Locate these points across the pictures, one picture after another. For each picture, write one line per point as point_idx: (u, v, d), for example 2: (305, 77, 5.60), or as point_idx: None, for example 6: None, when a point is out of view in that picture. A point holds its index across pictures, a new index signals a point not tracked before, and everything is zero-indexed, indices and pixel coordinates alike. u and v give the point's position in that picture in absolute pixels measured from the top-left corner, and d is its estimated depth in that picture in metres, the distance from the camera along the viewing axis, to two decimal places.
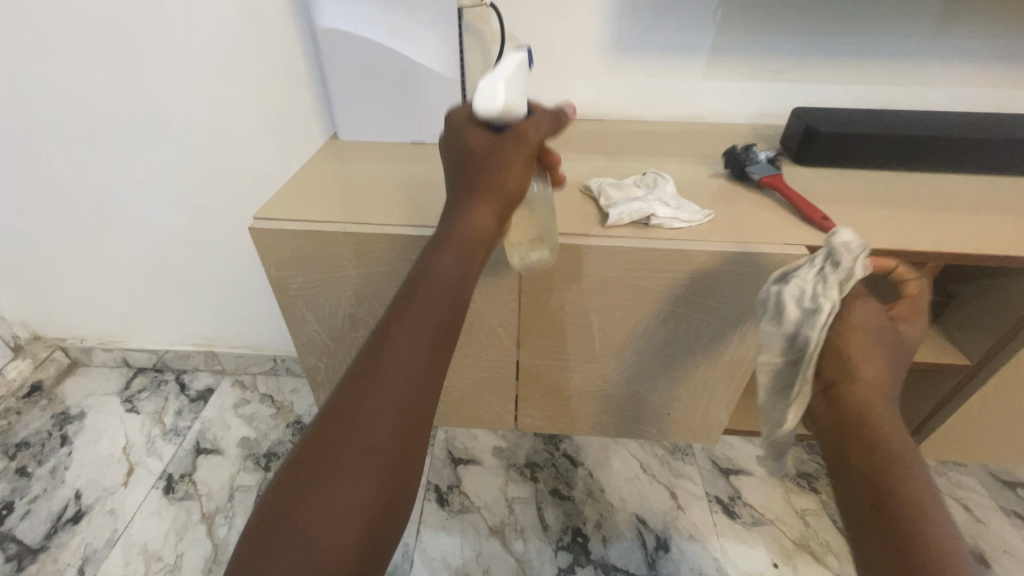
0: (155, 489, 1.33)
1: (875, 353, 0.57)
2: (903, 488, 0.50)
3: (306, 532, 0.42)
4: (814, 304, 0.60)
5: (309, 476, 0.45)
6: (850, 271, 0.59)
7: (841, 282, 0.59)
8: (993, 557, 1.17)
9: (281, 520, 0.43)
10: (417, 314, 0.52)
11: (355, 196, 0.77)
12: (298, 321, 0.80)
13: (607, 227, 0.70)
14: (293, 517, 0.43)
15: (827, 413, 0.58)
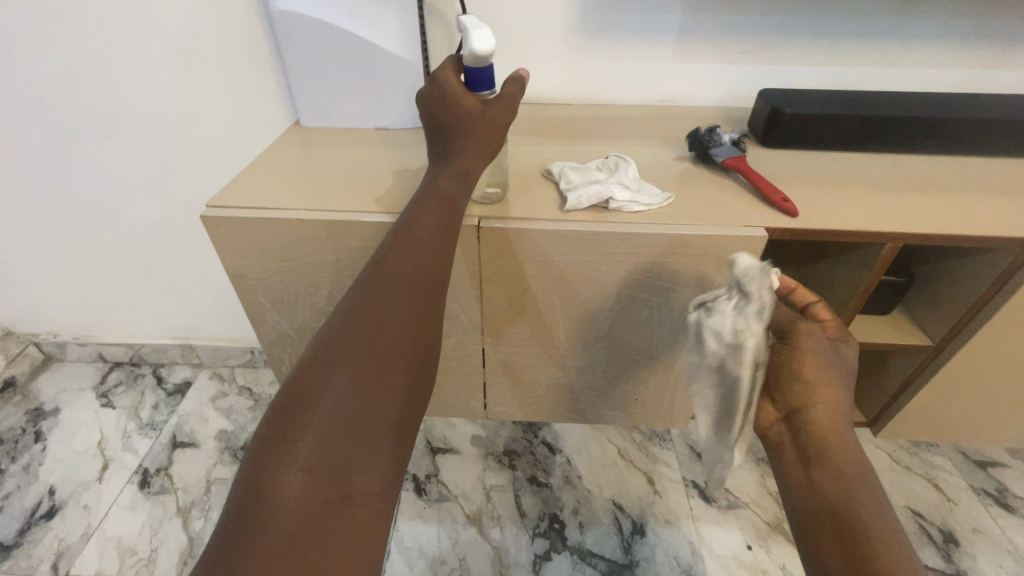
0: (131, 483, 1.32)
1: (831, 373, 0.59)
2: (865, 515, 0.51)
3: (304, 463, 0.44)
4: (737, 342, 0.61)
5: (304, 412, 0.46)
6: (762, 301, 0.60)
7: (759, 314, 0.60)
8: (963, 535, 1.19)
9: (275, 452, 0.44)
10: (409, 264, 0.57)
11: (312, 183, 0.75)
12: (258, 311, 0.79)
13: (566, 211, 0.69)
14: (289, 449, 0.44)
15: (789, 445, 0.59)
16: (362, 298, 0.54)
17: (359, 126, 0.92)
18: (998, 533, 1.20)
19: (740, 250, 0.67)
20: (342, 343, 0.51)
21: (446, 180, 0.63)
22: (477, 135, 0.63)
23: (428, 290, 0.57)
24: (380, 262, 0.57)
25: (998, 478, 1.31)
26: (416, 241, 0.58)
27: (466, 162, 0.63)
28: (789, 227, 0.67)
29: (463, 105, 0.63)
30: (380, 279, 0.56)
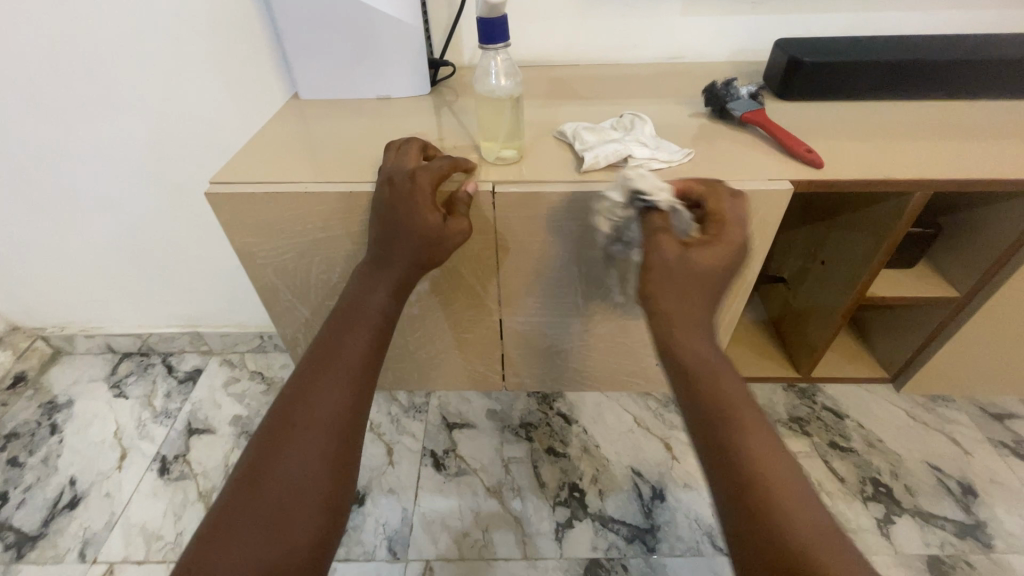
0: (150, 471, 1.32)
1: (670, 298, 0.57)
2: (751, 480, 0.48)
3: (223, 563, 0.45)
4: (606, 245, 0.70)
5: (231, 512, 0.48)
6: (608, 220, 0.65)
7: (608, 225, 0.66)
8: (981, 487, 1.20)
9: (203, 551, 0.46)
10: (335, 379, 0.57)
11: (318, 156, 0.73)
12: (269, 291, 0.77)
13: (582, 172, 0.66)
14: (215, 547, 0.46)
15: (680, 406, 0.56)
16: (282, 421, 0.54)
17: (360, 97, 0.89)
18: (1016, 483, 1.20)
19: (766, 205, 0.65)
20: (275, 431, 0.53)
21: (373, 298, 0.62)
22: (429, 247, 0.61)
23: (357, 402, 0.57)
24: (301, 384, 0.56)
25: (1014, 429, 1.31)
26: (341, 358, 0.58)
27: (401, 277, 0.63)
28: (816, 179, 0.64)
29: (428, 212, 0.59)
30: (303, 397, 0.55)
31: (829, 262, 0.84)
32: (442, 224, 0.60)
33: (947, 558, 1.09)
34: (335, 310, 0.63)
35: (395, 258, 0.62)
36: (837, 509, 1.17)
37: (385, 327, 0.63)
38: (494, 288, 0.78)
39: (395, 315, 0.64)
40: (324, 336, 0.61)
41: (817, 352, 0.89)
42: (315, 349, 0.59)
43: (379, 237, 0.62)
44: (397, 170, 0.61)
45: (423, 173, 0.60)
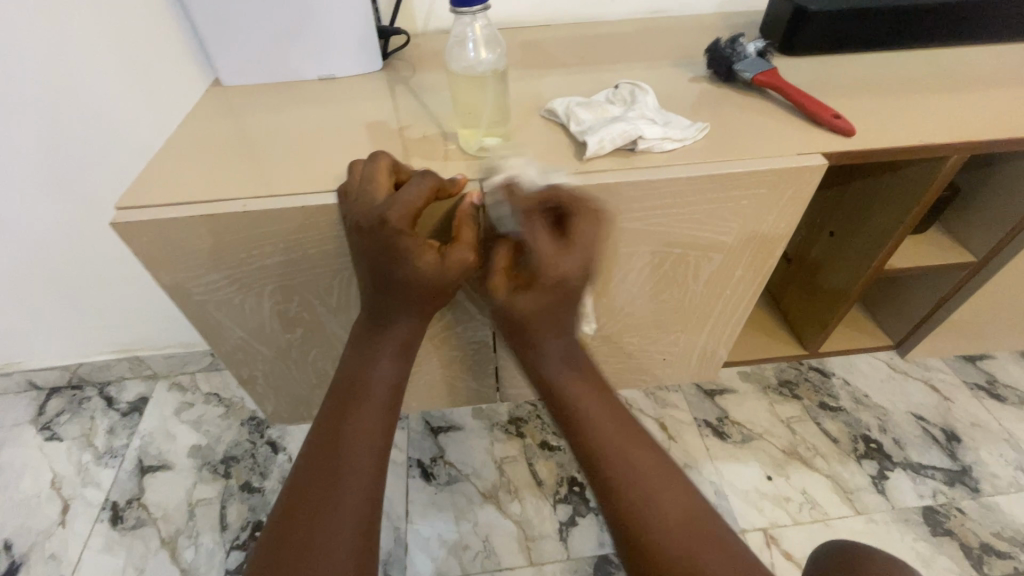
0: (101, 522, 1.17)
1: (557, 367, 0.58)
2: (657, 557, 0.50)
3: None
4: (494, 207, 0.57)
5: None
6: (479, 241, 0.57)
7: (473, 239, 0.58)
8: (963, 431, 1.22)
9: None
10: (345, 474, 0.51)
11: (256, 159, 0.59)
12: (215, 328, 0.64)
13: (585, 160, 0.56)
14: None
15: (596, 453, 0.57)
16: (293, 530, 0.47)
17: (299, 78, 0.73)
18: (995, 425, 1.23)
19: (793, 183, 0.57)
20: (282, 538, 0.47)
21: (374, 370, 0.56)
22: (436, 289, 0.53)
23: (373, 495, 0.51)
24: (307, 485, 0.50)
25: (986, 370, 1.34)
26: (347, 446, 0.52)
27: (403, 335, 0.57)
28: (847, 148, 0.57)
29: (420, 258, 0.50)
30: (312, 500, 0.49)
31: (841, 234, 0.79)
32: (440, 264, 0.51)
33: (941, 507, 1.10)
34: (333, 388, 0.56)
35: (396, 309, 0.55)
36: (835, 472, 1.16)
37: (394, 401, 0.57)
38: (484, 298, 0.67)
39: (403, 382, 0.58)
40: (326, 423, 0.54)
41: (830, 328, 0.85)
42: (317, 441, 0.53)
43: (374, 287, 0.54)
44: (363, 210, 0.49)
45: (394, 216, 0.48)
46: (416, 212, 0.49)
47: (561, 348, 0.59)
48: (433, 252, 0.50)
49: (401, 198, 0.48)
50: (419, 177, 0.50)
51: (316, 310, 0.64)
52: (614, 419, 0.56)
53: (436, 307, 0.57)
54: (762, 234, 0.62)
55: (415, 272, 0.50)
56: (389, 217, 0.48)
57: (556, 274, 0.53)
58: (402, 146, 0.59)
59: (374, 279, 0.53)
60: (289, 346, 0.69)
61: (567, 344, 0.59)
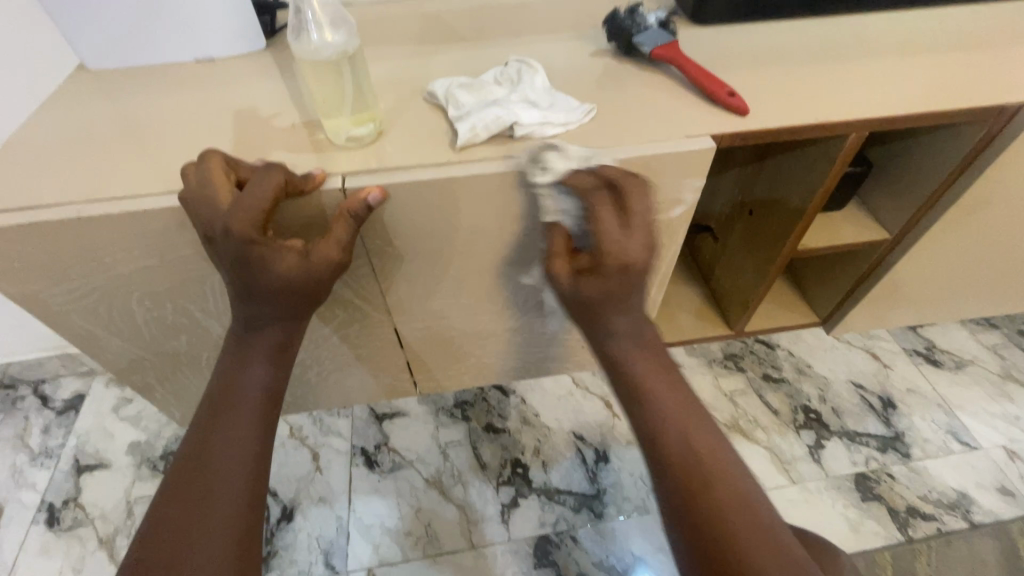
0: (36, 524, 1.15)
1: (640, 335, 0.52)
2: (716, 483, 0.44)
3: None
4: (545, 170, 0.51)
5: None
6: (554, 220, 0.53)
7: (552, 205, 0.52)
8: (899, 398, 1.24)
9: None
10: (217, 483, 0.46)
11: (107, 157, 0.54)
12: (87, 338, 0.60)
13: (460, 149, 0.52)
14: None
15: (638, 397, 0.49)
16: (155, 550, 0.42)
17: (172, 61, 0.67)
18: (930, 389, 1.25)
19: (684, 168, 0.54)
20: (144, 559, 0.41)
21: (248, 377, 0.52)
22: (308, 290, 0.50)
23: (250, 502, 0.46)
24: (170, 503, 0.44)
25: (926, 336, 1.36)
26: (218, 455, 0.47)
27: (275, 338, 0.53)
28: (738, 129, 0.53)
29: (282, 262, 0.47)
30: (175, 516, 0.43)
31: (760, 212, 0.76)
32: (305, 263, 0.48)
33: (872, 473, 1.12)
34: (203, 401, 0.51)
35: (266, 314, 0.52)
36: (774, 443, 1.18)
37: (271, 408, 0.52)
38: (377, 296, 0.63)
39: (280, 388, 0.54)
40: (194, 436, 0.49)
41: (753, 306, 0.84)
42: (186, 452, 0.48)
43: (238, 295, 0.50)
44: (206, 220, 0.45)
45: (239, 225, 0.44)
46: (264, 216, 0.45)
47: (631, 325, 0.52)
48: (295, 253, 0.47)
49: (242, 203, 0.44)
50: (262, 174, 0.45)
51: (196, 315, 0.60)
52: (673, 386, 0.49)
53: (310, 308, 0.54)
54: (661, 220, 0.60)
55: (279, 277, 0.47)
56: (234, 226, 0.44)
57: (618, 255, 0.48)
58: (267, 137, 0.55)
59: (238, 287, 0.49)
60: (178, 352, 0.65)
61: (637, 321, 0.52)
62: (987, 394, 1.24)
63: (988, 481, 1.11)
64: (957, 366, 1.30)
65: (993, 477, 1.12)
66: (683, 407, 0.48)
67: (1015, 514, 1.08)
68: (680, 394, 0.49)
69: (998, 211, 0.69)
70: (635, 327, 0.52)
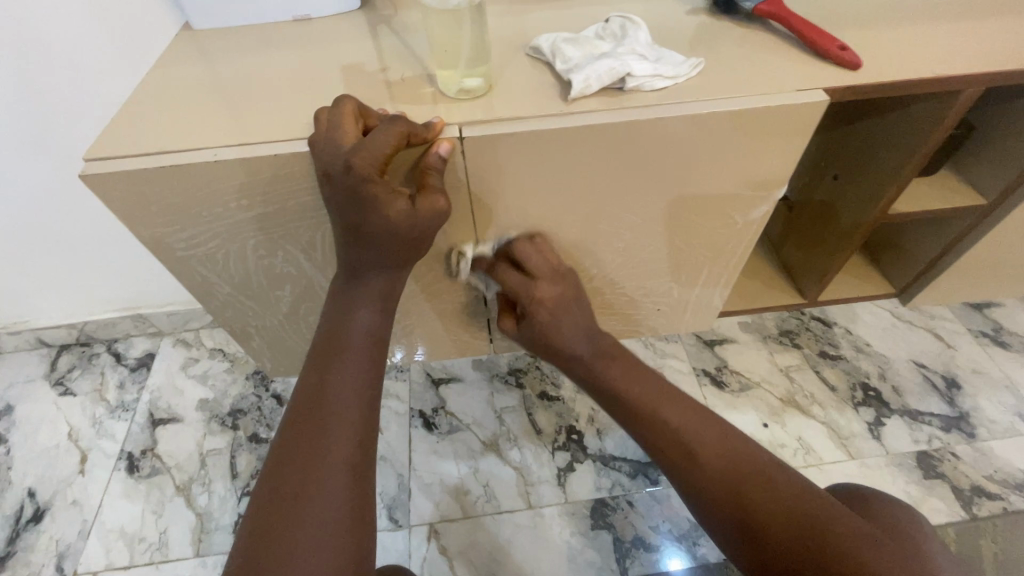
0: (117, 471, 1.22)
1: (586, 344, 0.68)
2: (690, 441, 0.60)
3: None
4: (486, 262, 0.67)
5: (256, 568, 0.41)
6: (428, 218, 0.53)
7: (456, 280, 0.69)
8: (963, 378, 1.21)
9: None
10: (332, 426, 0.48)
11: (227, 108, 0.56)
12: (201, 284, 0.64)
13: (570, 100, 0.52)
14: None
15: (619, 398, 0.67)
16: (286, 476, 0.45)
17: (272, 21, 0.69)
18: (997, 371, 1.22)
19: (794, 121, 0.53)
20: (279, 482, 0.45)
21: (354, 323, 0.52)
22: (409, 240, 0.51)
23: (362, 447, 0.48)
24: (294, 438, 0.47)
25: (992, 317, 1.31)
26: (334, 396, 0.49)
27: (380, 286, 0.53)
28: (853, 82, 0.52)
29: (390, 207, 0.48)
30: (300, 449, 0.46)
31: (845, 177, 0.75)
32: (411, 213, 0.49)
33: (935, 452, 1.11)
34: (313, 347, 0.52)
35: (373, 260, 0.52)
36: (831, 419, 1.17)
37: (376, 354, 0.53)
38: (471, 252, 0.65)
39: (385, 334, 0.54)
40: (307, 380, 0.50)
41: (830, 275, 0.83)
42: (305, 391, 0.50)
43: (348, 239, 0.51)
44: (327, 159, 0.47)
45: (360, 165, 0.45)
46: (384, 161, 0.46)
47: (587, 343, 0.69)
48: (403, 200, 0.48)
49: (367, 146, 0.45)
50: (388, 120, 0.46)
51: (301, 265, 0.63)
52: (646, 380, 0.66)
53: (411, 260, 0.54)
54: (759, 178, 0.60)
55: (385, 222, 0.49)
56: (355, 166, 0.45)
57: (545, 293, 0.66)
58: (377, 90, 0.56)
59: (349, 232, 0.50)
60: (279, 302, 0.68)
61: (594, 336, 0.70)
62: None
63: None
64: None
65: None
66: (651, 389, 0.65)
67: None
68: (645, 376, 0.67)
69: None
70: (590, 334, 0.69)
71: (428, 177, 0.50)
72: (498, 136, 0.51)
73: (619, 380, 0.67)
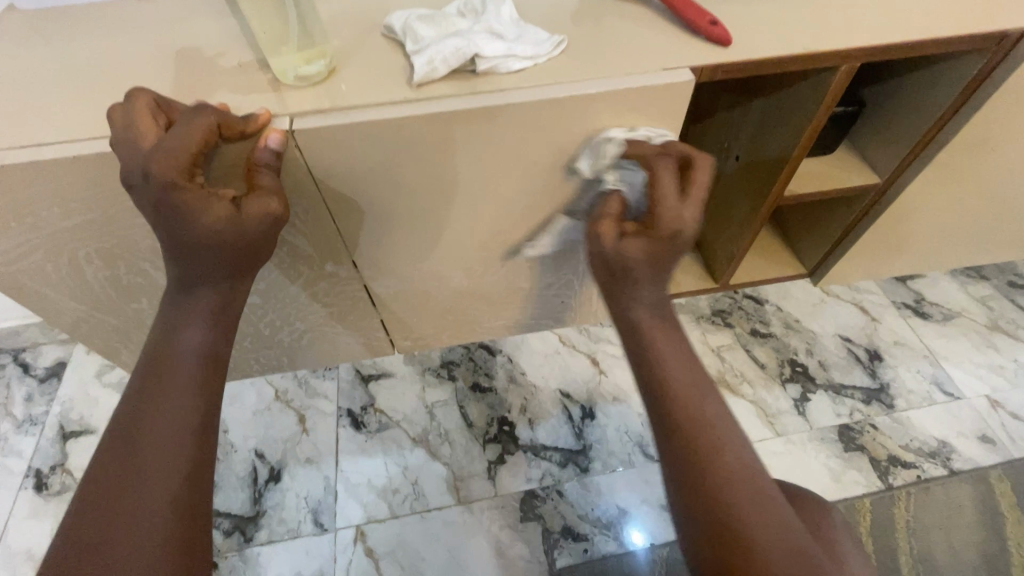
0: (24, 490, 1.10)
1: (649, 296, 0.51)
2: (706, 443, 0.44)
3: None
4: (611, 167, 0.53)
5: None
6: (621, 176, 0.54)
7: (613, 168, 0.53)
8: (885, 350, 1.24)
9: None
10: (149, 463, 0.40)
11: (29, 102, 0.49)
12: (38, 300, 0.57)
13: (417, 86, 0.48)
14: None
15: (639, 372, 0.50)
16: (88, 529, 0.37)
17: None
18: (917, 341, 1.25)
19: (662, 104, 0.50)
20: (78, 536, 0.37)
21: (182, 340, 0.44)
22: (242, 248, 0.43)
23: (193, 482, 0.41)
24: (99, 484, 0.39)
25: (915, 289, 1.34)
26: (152, 428, 0.41)
27: (217, 297, 0.46)
28: (722, 60, 0.49)
29: (210, 214, 0.41)
30: (108, 495, 0.39)
31: (746, 157, 0.72)
32: (238, 218, 0.42)
33: (856, 424, 1.13)
34: (135, 369, 0.44)
35: (202, 271, 0.44)
36: (760, 397, 1.18)
37: (214, 374, 0.45)
38: (342, 252, 0.60)
39: (226, 352, 0.46)
40: (124, 411, 0.42)
41: (738, 258, 0.81)
42: (118, 424, 0.42)
43: (168, 251, 0.43)
44: (125, 165, 0.40)
45: (160, 167, 0.39)
46: (193, 160, 0.40)
47: (655, 297, 0.52)
48: (225, 204, 0.42)
49: (167, 143, 0.39)
50: (190, 114, 0.41)
51: (150, 273, 0.57)
52: (686, 364, 0.49)
53: (252, 267, 0.47)
54: None
55: (206, 232, 0.41)
56: (154, 170, 0.39)
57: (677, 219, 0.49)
58: (209, 78, 0.50)
59: (167, 244, 0.42)
60: (139, 313, 0.62)
61: (661, 294, 0.52)
62: (972, 345, 1.24)
63: (969, 430, 1.12)
64: (945, 318, 1.29)
65: (974, 426, 1.13)
66: (689, 373, 0.48)
67: (994, 460, 1.09)
68: (686, 360, 0.49)
69: (991, 151, 0.66)
70: (655, 296, 0.52)
71: (259, 175, 0.44)
72: (337, 127, 0.46)
73: (659, 360, 0.49)
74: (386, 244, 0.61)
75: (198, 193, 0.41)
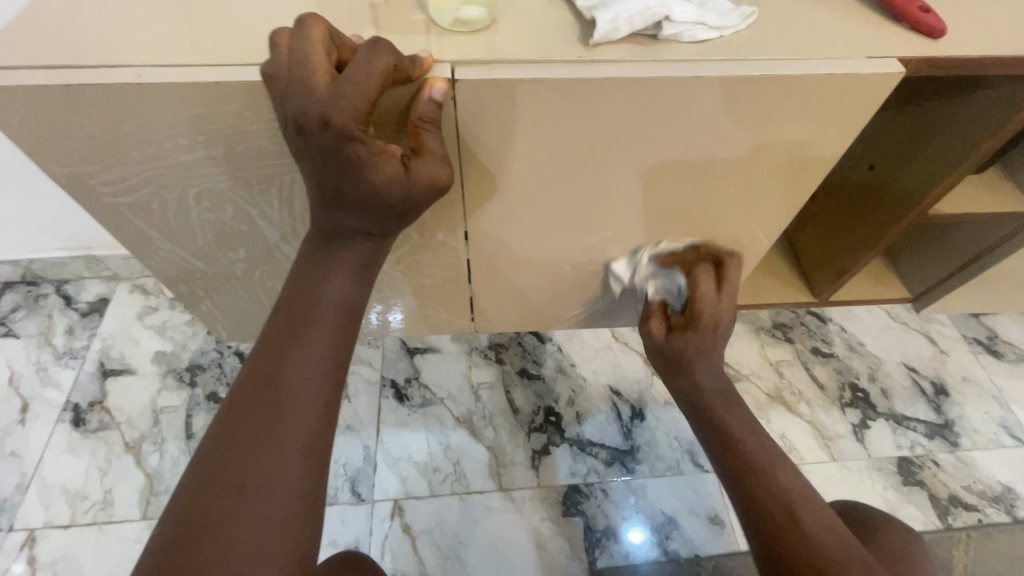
0: (61, 424, 0.99)
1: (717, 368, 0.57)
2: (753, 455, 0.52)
3: None
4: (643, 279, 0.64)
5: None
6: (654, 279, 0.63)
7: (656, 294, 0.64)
8: (953, 386, 1.18)
9: None
10: (286, 411, 0.37)
11: (158, 19, 0.44)
12: (135, 236, 0.54)
13: (592, 46, 0.43)
14: None
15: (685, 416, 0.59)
16: (224, 466, 0.35)
17: None
18: (987, 380, 1.20)
19: (854, 99, 0.45)
20: (212, 474, 0.35)
21: (326, 291, 0.42)
22: (399, 210, 0.41)
23: (324, 436, 0.39)
24: (237, 423, 0.37)
25: (988, 325, 1.28)
26: (294, 375, 0.39)
27: (363, 252, 0.43)
28: (932, 55, 0.43)
29: (380, 171, 0.38)
30: (247, 435, 0.36)
31: (883, 168, 0.67)
32: (404, 179, 0.39)
33: (917, 459, 1.09)
34: (274, 313, 0.42)
35: (354, 222, 0.42)
36: (817, 417, 1.14)
37: (349, 330, 0.42)
38: (456, 223, 0.56)
39: (361, 310, 0.44)
40: (262, 352, 0.40)
41: (848, 274, 0.76)
42: (256, 365, 0.39)
43: (322, 199, 0.41)
44: (296, 104, 0.36)
45: (340, 113, 0.35)
46: (369, 108, 0.36)
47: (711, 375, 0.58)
48: (395, 162, 0.39)
49: (347, 90, 0.35)
50: (369, 52, 0.35)
51: (256, 222, 0.53)
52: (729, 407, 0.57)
53: (397, 228, 0.44)
54: (795, 162, 0.52)
55: (373, 189, 0.39)
56: (333, 116, 0.35)
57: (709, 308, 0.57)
58: (354, 14, 0.46)
59: (324, 191, 0.40)
60: (231, 262, 0.59)
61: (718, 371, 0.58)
62: None
63: None
64: (1018, 359, 1.23)
65: None
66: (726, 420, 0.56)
67: None
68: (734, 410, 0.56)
69: None
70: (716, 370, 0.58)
71: (424, 134, 0.40)
72: (502, 90, 0.42)
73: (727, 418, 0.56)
74: (504, 220, 0.57)
75: (370, 149, 0.37)
